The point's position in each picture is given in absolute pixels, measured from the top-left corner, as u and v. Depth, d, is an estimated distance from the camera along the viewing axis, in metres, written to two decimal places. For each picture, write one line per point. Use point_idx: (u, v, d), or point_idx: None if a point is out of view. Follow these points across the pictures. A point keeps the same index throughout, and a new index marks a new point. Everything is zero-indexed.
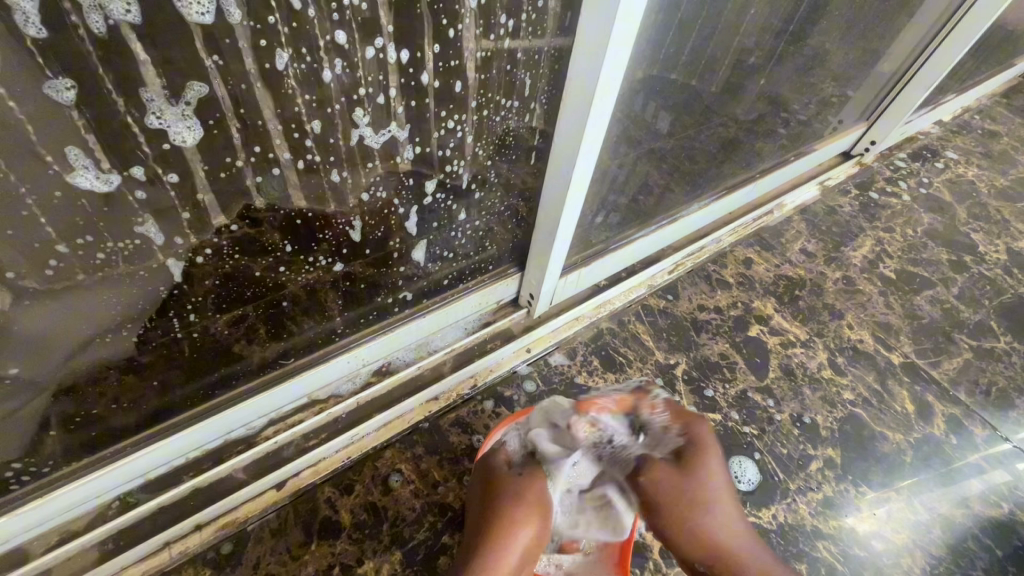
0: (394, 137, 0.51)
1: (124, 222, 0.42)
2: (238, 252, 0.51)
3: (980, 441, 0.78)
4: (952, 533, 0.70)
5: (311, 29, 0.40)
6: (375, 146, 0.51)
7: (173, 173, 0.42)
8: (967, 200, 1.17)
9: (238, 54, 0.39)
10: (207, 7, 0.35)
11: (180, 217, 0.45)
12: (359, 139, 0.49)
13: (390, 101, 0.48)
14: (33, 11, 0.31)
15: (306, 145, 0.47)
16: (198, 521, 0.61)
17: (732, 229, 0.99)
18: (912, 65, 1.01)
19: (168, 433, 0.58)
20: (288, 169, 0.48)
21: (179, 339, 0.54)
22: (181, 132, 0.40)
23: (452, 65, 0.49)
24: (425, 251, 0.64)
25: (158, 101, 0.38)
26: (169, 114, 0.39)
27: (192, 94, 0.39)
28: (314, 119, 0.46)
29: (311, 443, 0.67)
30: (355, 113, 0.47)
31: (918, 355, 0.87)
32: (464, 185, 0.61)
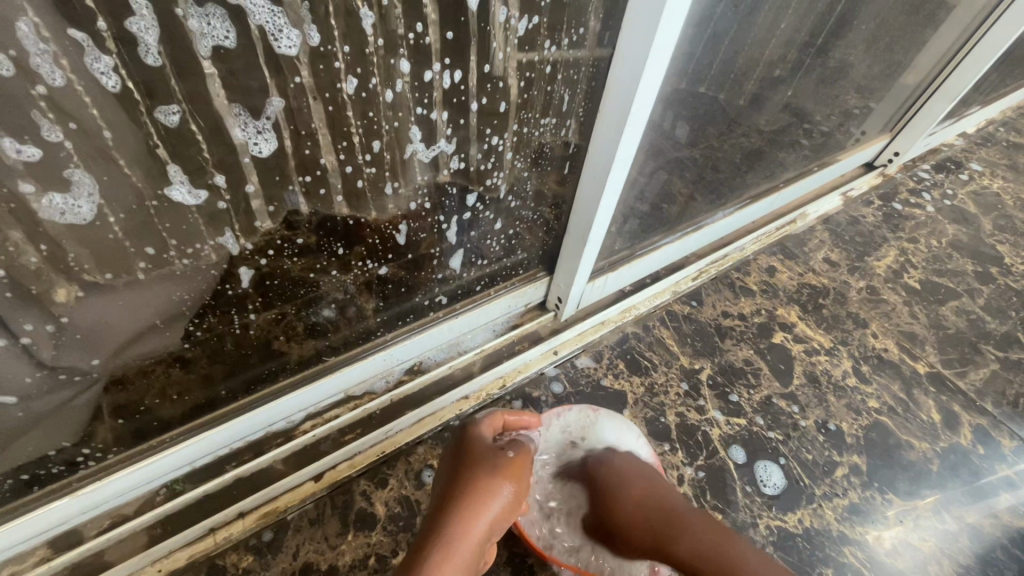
0: (442, 151, 0.54)
1: (200, 227, 0.46)
2: (291, 253, 0.54)
3: (1009, 453, 0.78)
4: (981, 542, 0.69)
5: (376, 54, 0.44)
6: (425, 160, 0.54)
7: (250, 185, 0.46)
8: (992, 212, 1.17)
9: (309, 74, 0.42)
10: (294, 41, 0.39)
11: (242, 221, 0.48)
12: (409, 152, 0.52)
13: (440, 117, 0.51)
14: (153, 44, 0.35)
15: (362, 158, 0.50)
16: (241, 508, 0.63)
17: (755, 237, 1.00)
18: (938, 76, 1.02)
19: (217, 423, 0.61)
20: (342, 176, 0.51)
21: (231, 332, 0.57)
22: (260, 144, 0.44)
23: (497, 86, 0.52)
24: (461, 256, 0.67)
25: (246, 116, 0.42)
26: (251, 128, 0.42)
27: (272, 109, 0.42)
28: (369, 136, 0.49)
29: (347, 438, 0.69)
30: (409, 130, 0.50)
31: (944, 365, 0.87)
32: (500, 194, 0.64)
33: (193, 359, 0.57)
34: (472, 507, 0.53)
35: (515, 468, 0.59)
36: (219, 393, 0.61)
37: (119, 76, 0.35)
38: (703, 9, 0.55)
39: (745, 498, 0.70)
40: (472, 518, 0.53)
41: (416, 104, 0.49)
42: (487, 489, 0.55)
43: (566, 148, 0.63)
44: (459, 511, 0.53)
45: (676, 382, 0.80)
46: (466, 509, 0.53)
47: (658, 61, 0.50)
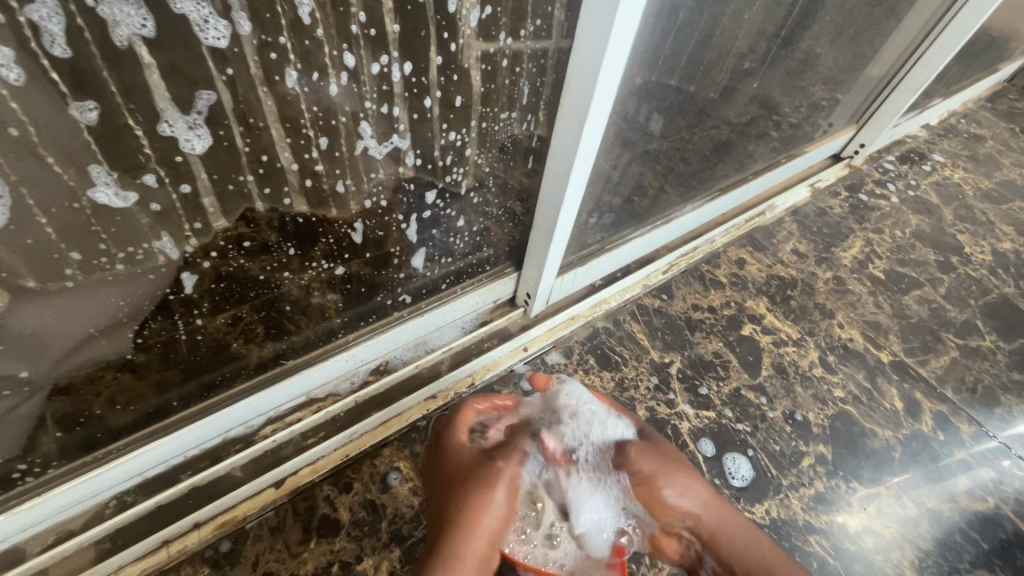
0: (396, 147, 0.52)
1: (136, 230, 0.43)
2: (239, 253, 0.51)
3: (967, 437, 0.80)
4: (940, 526, 0.70)
5: (320, 45, 0.41)
6: (378, 156, 0.52)
7: (185, 184, 0.43)
8: (954, 202, 1.19)
9: (247, 66, 0.40)
10: (222, 32, 0.37)
11: (183, 220, 0.45)
12: (361, 148, 0.50)
13: (394, 111, 0.49)
14: (59, 33, 0.32)
15: (312, 154, 0.48)
16: (196, 519, 0.60)
17: (725, 230, 1.00)
18: (902, 68, 1.03)
19: (167, 433, 0.58)
20: (291, 173, 0.48)
21: (179, 339, 0.54)
22: (192, 140, 0.41)
23: (454, 78, 0.50)
24: (424, 254, 0.65)
25: (174, 110, 0.39)
26: (181, 123, 0.40)
27: (202, 103, 0.40)
28: (318, 130, 0.46)
29: (309, 442, 0.67)
30: (360, 125, 0.48)
31: (907, 353, 0.88)
32: (462, 190, 0.62)
33: (139, 367, 0.54)
34: (471, 524, 0.57)
35: (501, 473, 0.61)
36: (170, 401, 0.58)
37: (23, 69, 0.32)
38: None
39: (713, 491, 0.70)
40: (470, 534, 0.57)
41: (365, 97, 0.46)
42: (480, 504, 0.59)
43: (530, 141, 0.61)
44: (458, 529, 0.57)
45: (646, 376, 0.80)
46: (465, 525, 0.57)
47: (616, 53, 0.49)
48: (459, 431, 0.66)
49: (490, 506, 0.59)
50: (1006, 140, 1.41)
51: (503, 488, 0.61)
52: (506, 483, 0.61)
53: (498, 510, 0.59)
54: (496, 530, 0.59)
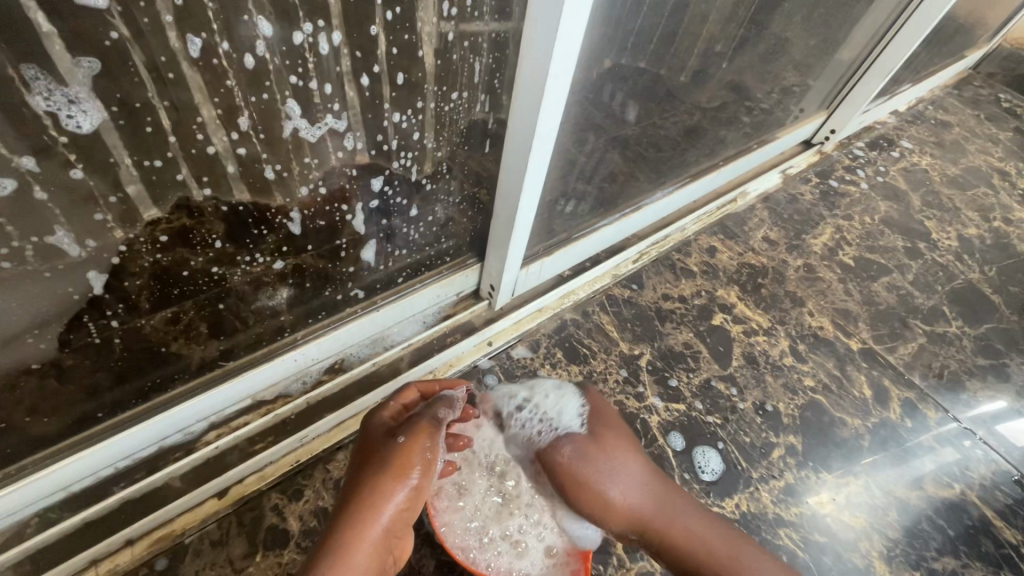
0: (332, 129, 0.47)
1: (24, 219, 0.38)
2: (159, 245, 0.46)
3: (933, 423, 0.80)
4: (907, 515, 0.70)
5: (234, 11, 0.36)
6: (312, 139, 0.47)
7: (78, 169, 0.38)
8: (921, 188, 1.19)
9: (145, 32, 0.34)
10: None
11: (86, 207, 0.40)
12: (292, 130, 0.45)
13: (326, 87, 0.44)
14: None
15: (235, 136, 0.43)
16: (129, 535, 0.56)
17: (696, 217, 0.98)
18: (872, 51, 1.02)
19: (88, 446, 0.53)
20: (212, 159, 0.43)
21: (103, 345, 0.50)
22: (77, 117, 0.35)
23: (396, 53, 0.46)
24: (375, 245, 0.61)
25: (49, 81, 0.33)
26: (59, 96, 0.34)
27: (82, 70, 0.34)
28: (242, 109, 0.41)
29: (256, 448, 0.62)
30: (287, 103, 0.43)
31: (876, 341, 0.88)
32: (414, 177, 0.58)
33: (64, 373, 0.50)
34: (360, 515, 0.50)
35: (408, 459, 0.53)
36: (94, 410, 0.53)
37: None
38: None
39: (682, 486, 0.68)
40: (354, 526, 0.50)
41: (292, 72, 0.41)
42: (375, 492, 0.51)
43: (486, 123, 0.57)
44: (344, 521, 0.50)
45: (615, 369, 0.77)
46: (354, 518, 0.50)
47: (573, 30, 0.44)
48: (386, 410, 0.58)
49: (389, 498, 0.51)
50: (972, 126, 1.42)
51: (413, 477, 0.52)
52: (413, 472, 0.52)
53: (398, 501, 0.51)
54: (394, 521, 0.51)
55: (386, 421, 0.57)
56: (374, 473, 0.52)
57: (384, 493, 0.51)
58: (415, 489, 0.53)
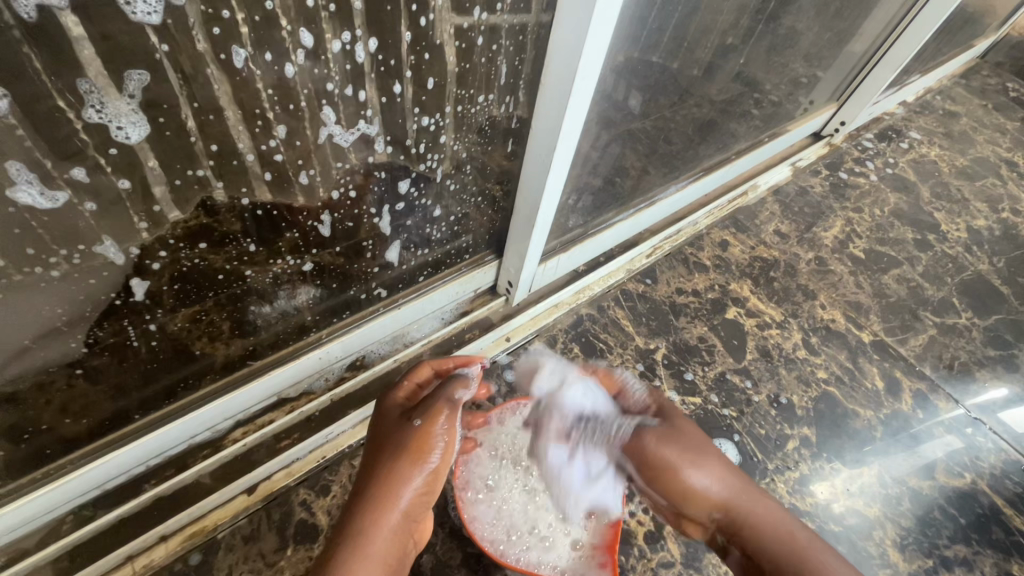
0: (363, 134, 0.48)
1: (72, 229, 0.39)
2: (196, 248, 0.47)
3: (944, 414, 0.81)
4: (920, 503, 0.71)
5: (275, 21, 0.37)
6: (345, 144, 0.48)
7: (124, 179, 0.39)
8: (930, 179, 1.20)
9: (190, 44, 0.35)
10: (154, 6, 0.32)
11: (130, 215, 0.41)
12: (326, 135, 0.45)
13: (360, 94, 0.45)
14: None
15: (272, 143, 0.43)
16: (163, 531, 0.57)
17: (708, 211, 0.99)
18: (882, 44, 1.02)
19: (123, 443, 0.54)
20: (247, 166, 0.44)
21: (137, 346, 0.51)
22: (126, 128, 0.36)
23: (425, 58, 0.46)
24: (399, 246, 0.62)
25: (102, 95, 0.34)
26: (110, 108, 0.35)
27: (133, 84, 0.35)
28: (279, 115, 0.42)
29: (283, 445, 0.63)
30: (323, 109, 0.44)
31: (887, 333, 0.89)
32: (439, 177, 0.58)
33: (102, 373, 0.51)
34: (377, 500, 0.49)
35: (424, 441, 0.52)
36: (130, 410, 0.54)
37: None
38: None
39: None
40: (376, 508, 0.49)
41: (324, 78, 0.42)
42: (391, 476, 0.50)
43: (509, 123, 0.57)
44: (363, 507, 0.49)
45: (631, 364, 0.78)
46: (370, 503, 0.49)
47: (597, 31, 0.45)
48: (399, 392, 0.58)
49: (408, 481, 0.50)
50: (980, 116, 1.42)
51: (431, 459, 0.51)
52: (430, 452, 0.51)
53: (415, 484, 0.51)
54: (412, 504, 0.50)
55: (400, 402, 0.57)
56: (392, 456, 0.51)
57: (405, 477, 0.50)
58: (434, 470, 0.52)
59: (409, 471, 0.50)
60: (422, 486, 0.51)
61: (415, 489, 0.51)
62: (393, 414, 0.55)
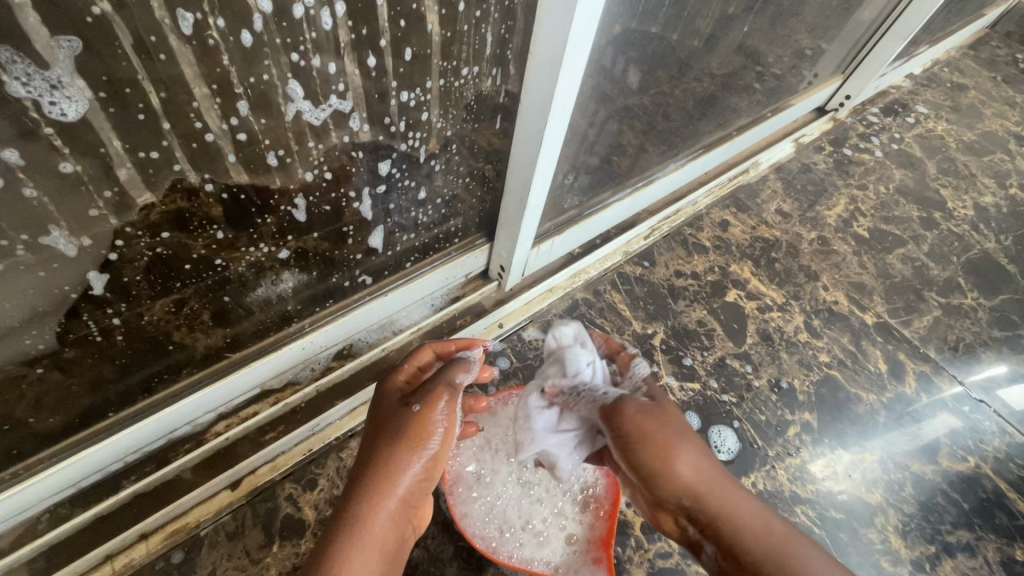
0: (337, 111, 0.44)
1: (13, 219, 0.36)
2: (159, 237, 0.44)
3: (948, 397, 0.79)
4: (922, 489, 0.70)
5: None
6: (317, 123, 0.44)
7: (67, 162, 0.35)
8: (936, 155, 1.16)
9: (129, 9, 0.31)
10: None
11: (80, 202, 0.38)
12: (293, 111, 0.42)
13: (331, 67, 0.41)
14: None
15: (235, 122, 0.40)
16: (143, 529, 0.55)
17: (708, 190, 0.95)
18: (891, 12, 0.97)
19: (95, 441, 0.52)
20: (206, 146, 0.40)
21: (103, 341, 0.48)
22: (61, 104, 0.32)
23: (403, 27, 0.42)
24: (382, 229, 0.59)
25: (30, 67, 0.30)
26: (40, 82, 0.31)
27: (65, 54, 0.31)
28: (240, 92, 0.38)
29: (268, 439, 0.61)
30: (289, 85, 0.40)
31: (891, 314, 0.87)
32: (423, 158, 0.55)
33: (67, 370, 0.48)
34: (377, 487, 0.47)
35: (424, 427, 0.49)
36: (102, 407, 0.52)
37: None
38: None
39: None
40: (372, 496, 0.46)
41: (291, 49, 0.38)
42: (391, 462, 0.47)
43: (497, 98, 0.54)
44: (361, 495, 0.46)
45: None
46: (370, 491, 0.46)
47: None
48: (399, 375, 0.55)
49: (408, 467, 0.48)
50: (989, 89, 1.38)
51: (432, 445, 0.49)
52: (430, 439, 0.49)
53: (415, 471, 0.48)
54: (412, 491, 0.48)
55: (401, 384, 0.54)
56: (392, 442, 0.48)
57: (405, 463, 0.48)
58: (434, 457, 0.49)
59: (409, 458, 0.48)
60: (422, 473, 0.49)
61: (414, 476, 0.48)
62: (392, 397, 0.52)
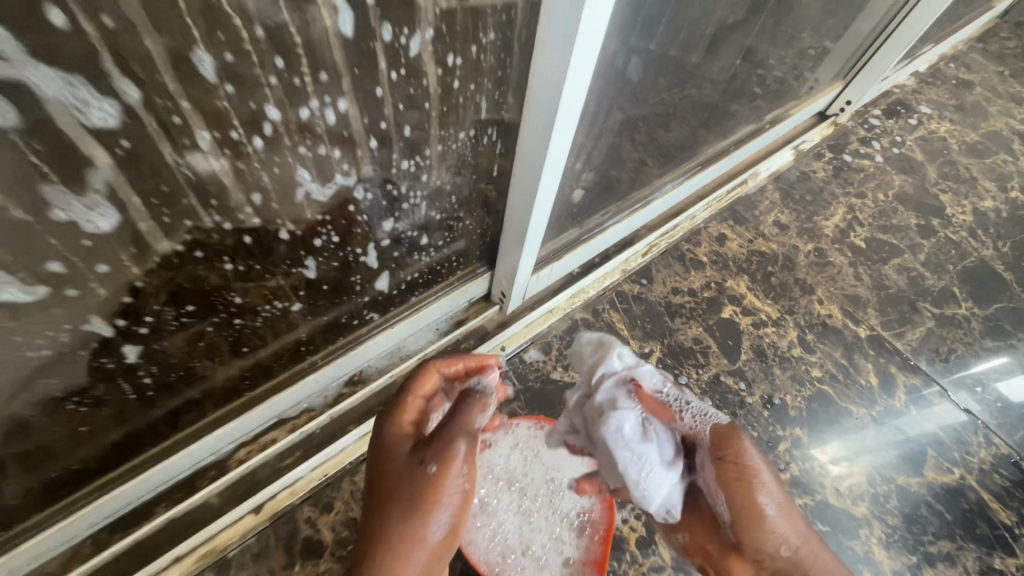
0: (342, 187, 0.47)
1: (53, 314, 0.40)
2: (182, 310, 0.48)
3: (936, 408, 0.81)
4: (908, 501, 0.73)
5: (237, 102, 0.35)
6: (323, 199, 0.48)
7: (101, 264, 0.39)
8: (938, 158, 1.16)
9: (151, 138, 0.34)
10: (107, 109, 0.31)
11: (112, 292, 0.42)
12: (302, 194, 0.45)
13: (335, 153, 0.44)
14: None
15: (248, 212, 0.43)
16: (175, 555, 0.60)
17: (706, 204, 0.97)
18: (890, 22, 0.98)
19: (129, 477, 0.56)
20: (225, 231, 0.44)
21: (133, 398, 0.52)
22: (95, 220, 0.36)
23: (402, 106, 0.45)
24: (387, 276, 0.62)
25: (67, 197, 0.34)
26: (76, 205, 0.34)
27: (97, 181, 0.34)
28: (252, 189, 0.42)
29: (286, 465, 0.66)
30: (297, 173, 0.43)
31: (884, 326, 0.89)
32: (424, 212, 0.58)
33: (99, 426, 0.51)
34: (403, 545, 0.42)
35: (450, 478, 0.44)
36: (134, 448, 0.56)
37: None
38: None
39: None
40: (400, 570, 0.42)
41: (298, 140, 0.40)
42: (418, 518, 0.43)
43: (492, 151, 0.57)
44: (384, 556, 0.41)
45: None
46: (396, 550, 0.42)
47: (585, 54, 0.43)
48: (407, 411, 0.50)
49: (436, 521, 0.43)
50: (995, 85, 1.36)
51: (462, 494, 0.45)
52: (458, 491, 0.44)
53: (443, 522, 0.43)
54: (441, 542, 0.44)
55: (407, 424, 0.50)
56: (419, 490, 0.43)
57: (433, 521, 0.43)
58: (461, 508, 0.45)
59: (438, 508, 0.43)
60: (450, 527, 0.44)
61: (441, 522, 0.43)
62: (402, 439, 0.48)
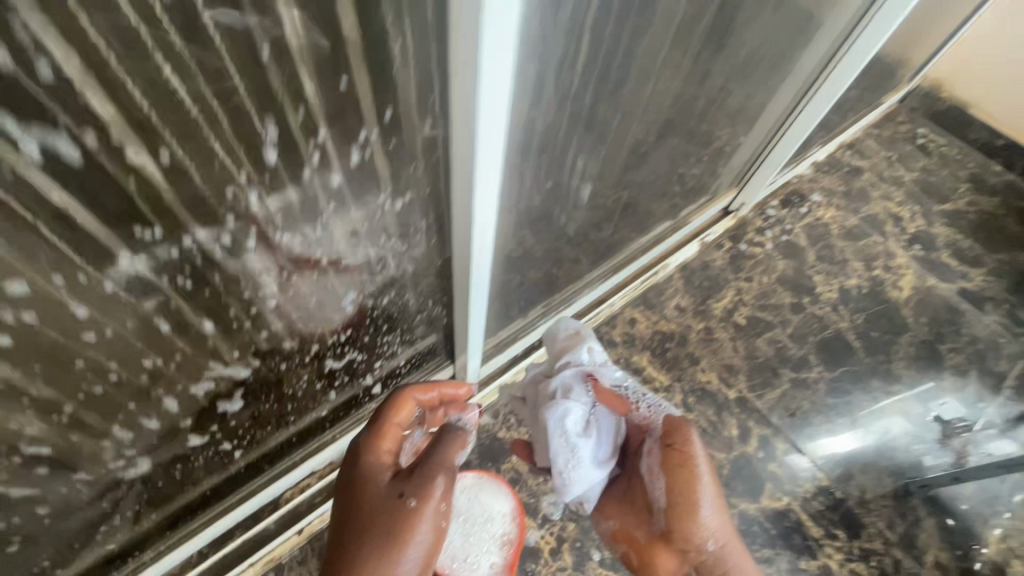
0: (350, 357, 0.86)
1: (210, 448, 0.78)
2: (266, 430, 0.86)
3: (779, 452, 1.13)
4: (745, 520, 1.05)
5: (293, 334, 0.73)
6: (340, 364, 0.87)
7: (235, 423, 0.79)
8: (819, 242, 1.47)
9: (259, 369, 0.74)
10: (245, 367, 0.71)
11: (234, 432, 0.80)
12: (328, 367, 0.83)
13: (344, 345, 0.83)
14: (174, 403, 0.67)
15: (301, 381, 0.83)
16: (250, 561, 0.95)
17: (623, 294, 1.29)
18: (765, 149, 1.31)
19: (221, 517, 0.90)
20: (291, 395, 0.84)
21: (233, 475, 0.88)
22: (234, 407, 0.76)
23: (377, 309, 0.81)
24: (380, 385, 0.99)
25: (226, 402, 0.74)
26: (229, 404, 0.74)
27: (238, 393, 0.74)
28: (303, 371, 0.82)
29: (317, 501, 1.01)
30: (326, 360, 0.83)
31: (749, 389, 1.20)
32: (400, 349, 0.95)
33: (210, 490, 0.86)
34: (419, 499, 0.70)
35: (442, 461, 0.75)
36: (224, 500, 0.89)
37: (158, 422, 0.67)
38: (517, 195, 0.79)
39: None
40: (415, 518, 0.68)
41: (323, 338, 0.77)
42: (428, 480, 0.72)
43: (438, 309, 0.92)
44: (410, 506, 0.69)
45: None
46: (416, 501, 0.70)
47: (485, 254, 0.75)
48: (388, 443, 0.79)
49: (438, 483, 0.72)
50: (882, 170, 1.66)
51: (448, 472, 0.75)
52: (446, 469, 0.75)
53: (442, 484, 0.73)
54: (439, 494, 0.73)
55: (388, 448, 0.78)
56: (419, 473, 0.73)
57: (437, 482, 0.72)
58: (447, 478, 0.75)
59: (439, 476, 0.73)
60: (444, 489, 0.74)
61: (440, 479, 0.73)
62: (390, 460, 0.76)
